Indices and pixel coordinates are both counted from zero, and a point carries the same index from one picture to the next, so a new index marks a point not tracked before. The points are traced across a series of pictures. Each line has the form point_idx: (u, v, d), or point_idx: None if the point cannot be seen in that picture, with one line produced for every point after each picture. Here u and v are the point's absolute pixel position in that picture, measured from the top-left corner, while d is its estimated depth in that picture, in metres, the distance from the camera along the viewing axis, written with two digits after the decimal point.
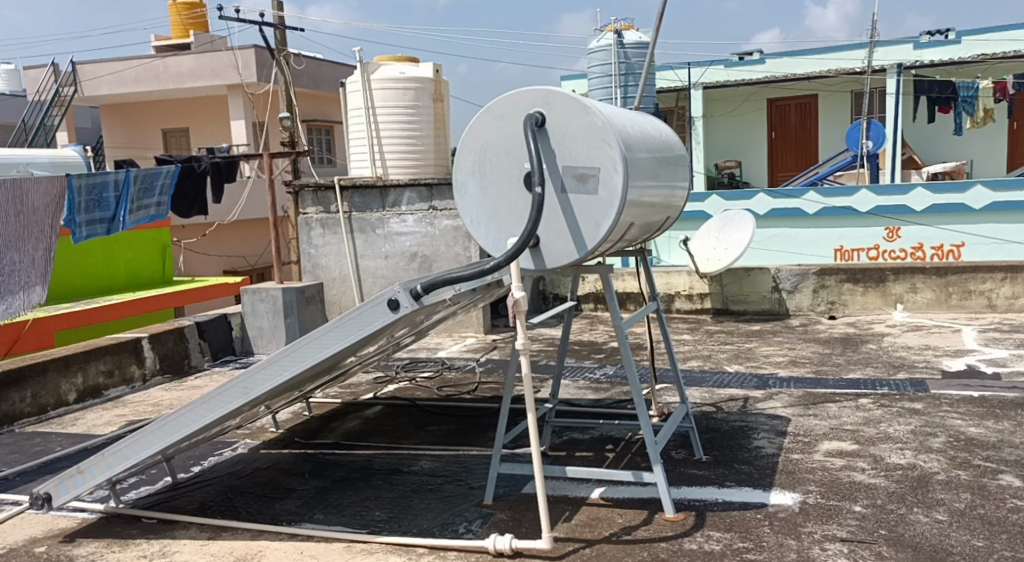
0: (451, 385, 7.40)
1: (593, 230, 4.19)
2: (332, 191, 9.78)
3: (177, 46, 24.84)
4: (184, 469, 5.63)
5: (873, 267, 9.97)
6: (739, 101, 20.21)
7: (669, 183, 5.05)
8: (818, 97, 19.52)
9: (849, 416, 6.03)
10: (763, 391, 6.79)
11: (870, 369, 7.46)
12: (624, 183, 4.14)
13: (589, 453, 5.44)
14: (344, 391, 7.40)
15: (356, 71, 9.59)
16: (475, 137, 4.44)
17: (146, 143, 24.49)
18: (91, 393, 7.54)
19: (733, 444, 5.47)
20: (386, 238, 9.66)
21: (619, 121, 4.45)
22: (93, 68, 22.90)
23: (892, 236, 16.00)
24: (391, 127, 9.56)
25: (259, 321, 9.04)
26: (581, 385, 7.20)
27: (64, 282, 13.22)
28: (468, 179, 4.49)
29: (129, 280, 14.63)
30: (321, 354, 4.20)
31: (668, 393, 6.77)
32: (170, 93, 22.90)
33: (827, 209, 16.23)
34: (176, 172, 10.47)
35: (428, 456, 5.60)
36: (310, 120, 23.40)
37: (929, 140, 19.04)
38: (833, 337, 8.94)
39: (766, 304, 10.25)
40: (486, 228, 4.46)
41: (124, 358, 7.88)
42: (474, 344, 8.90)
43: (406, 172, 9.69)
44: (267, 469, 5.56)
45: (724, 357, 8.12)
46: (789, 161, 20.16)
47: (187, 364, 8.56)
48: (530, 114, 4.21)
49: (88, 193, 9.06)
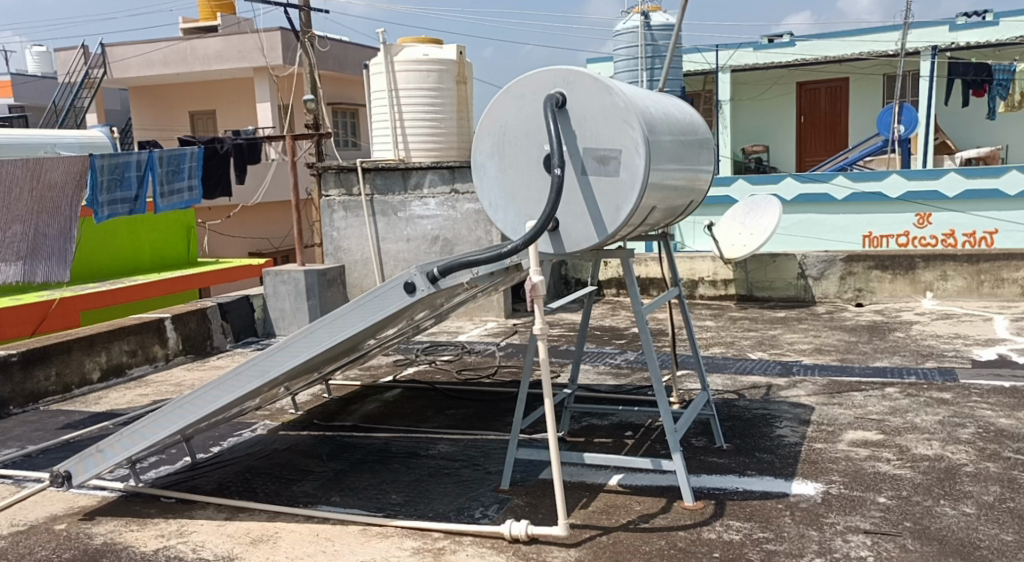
0: (471, 368, 7.37)
1: (613, 214, 4.11)
2: (355, 173, 9.73)
3: (204, 28, 24.92)
4: (203, 449, 5.64)
5: (903, 254, 9.80)
6: (768, 84, 19.94)
7: (693, 166, 4.94)
8: (849, 80, 19.21)
9: (874, 405, 5.92)
10: (786, 379, 6.70)
11: (898, 357, 7.32)
12: (645, 165, 4.04)
13: (608, 439, 5.38)
14: (364, 373, 7.39)
15: (380, 53, 9.54)
16: (494, 118, 4.37)
17: (173, 125, 24.64)
18: (114, 371, 7.58)
19: (755, 432, 5.38)
20: (407, 221, 9.61)
21: (642, 102, 4.35)
22: (122, 50, 23.05)
23: (922, 222, 15.74)
24: (414, 109, 9.49)
25: (281, 303, 9.12)
26: (601, 370, 7.13)
27: (91, 261, 13.35)
28: (487, 161, 4.42)
29: (155, 260, 14.72)
30: (338, 336, 4.16)
31: (690, 379, 6.70)
32: (197, 75, 22.99)
33: (856, 195, 15.97)
34: (201, 154, 10.43)
35: (446, 440, 5.56)
36: (335, 104, 23.42)
37: (962, 125, 18.70)
38: (861, 324, 8.79)
39: (792, 290, 10.11)
40: (505, 211, 4.40)
41: (147, 337, 7.91)
42: (495, 328, 8.86)
43: (429, 155, 9.62)
44: (285, 451, 5.54)
45: (748, 344, 8.02)
46: (818, 146, 19.89)
47: (209, 345, 8.58)
48: (550, 95, 4.13)
49: (111, 173, 9.06)
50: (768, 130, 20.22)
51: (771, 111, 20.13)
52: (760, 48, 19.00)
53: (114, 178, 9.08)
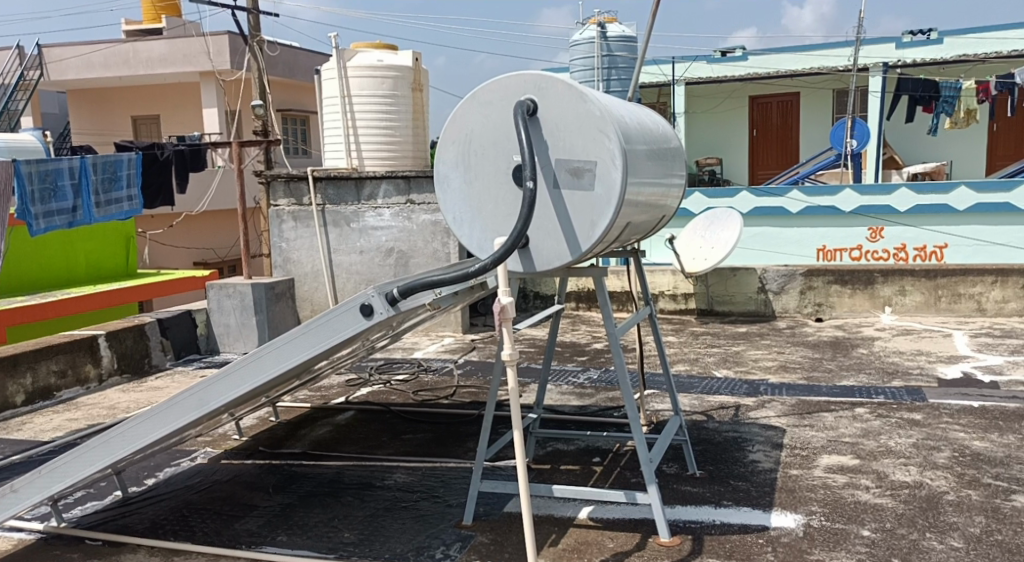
0: (429, 389, 7.03)
1: (588, 231, 3.85)
2: (305, 182, 9.36)
3: (148, 30, 24.20)
4: (136, 482, 5.27)
5: (862, 269, 9.72)
6: (721, 97, 19.97)
7: (665, 179, 4.73)
8: (800, 95, 19.32)
9: (846, 427, 5.71)
10: (755, 399, 6.48)
11: (864, 375, 7.16)
12: (622, 179, 3.80)
13: (575, 466, 5.12)
14: (314, 394, 7.01)
15: (332, 58, 9.23)
16: (459, 126, 4.08)
17: (114, 129, 23.88)
18: (41, 395, 7.11)
19: (728, 457, 5.15)
20: (361, 233, 9.25)
21: (616, 111, 4.11)
22: (59, 51, 22.24)
23: (875, 236, 15.85)
24: (367, 117, 9.19)
25: (225, 318, 8.73)
26: (563, 390, 6.85)
27: (21, 270, 12.73)
28: (451, 172, 4.12)
29: (90, 271, 14.13)
30: (286, 362, 3.83)
31: (657, 399, 6.47)
32: (140, 79, 22.31)
33: (810, 208, 16.02)
34: (140, 160, 9.94)
35: (403, 468, 5.25)
36: (284, 110, 22.87)
37: (910, 140, 18.88)
38: (822, 340, 8.67)
39: (752, 305, 9.97)
40: (471, 226, 4.10)
41: (78, 357, 7.44)
42: (452, 345, 8.54)
43: (383, 165, 9.32)
44: (227, 482, 5.19)
45: (712, 362, 7.82)
46: (770, 160, 19.97)
47: (147, 363, 8.12)
48: (521, 102, 3.86)
49: (41, 182, 8.60)
50: (721, 143, 20.25)
51: (724, 124, 20.17)
52: (714, 61, 19.05)
53: (45, 188, 8.61)
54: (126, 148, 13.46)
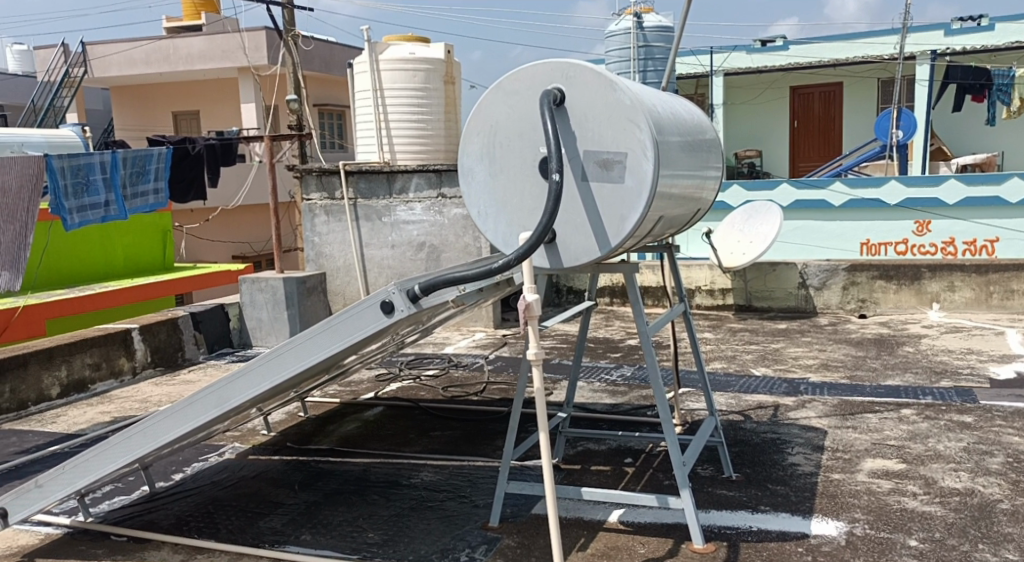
0: (459, 385, 6.91)
1: (617, 225, 3.68)
2: (337, 176, 9.28)
3: (188, 26, 24.39)
4: (164, 477, 5.17)
5: (908, 264, 9.41)
6: (761, 88, 19.60)
7: (701, 172, 4.55)
8: (843, 85, 18.90)
9: (891, 429, 5.48)
10: (795, 399, 6.26)
11: (910, 375, 6.88)
12: (654, 170, 3.63)
13: (606, 467, 4.96)
14: (343, 390, 6.92)
15: (364, 51, 9.15)
16: (484, 117, 3.93)
17: (155, 126, 24.14)
18: (75, 387, 7.10)
19: (765, 460, 4.96)
20: (392, 227, 9.16)
21: (649, 100, 3.94)
22: (102, 48, 22.50)
23: (921, 230, 15.39)
24: (399, 110, 9.09)
25: (257, 312, 8.70)
26: (596, 387, 6.68)
27: (59, 264, 12.80)
28: (475, 164, 3.98)
29: (128, 264, 14.23)
30: (307, 360, 3.72)
31: (692, 398, 6.28)
32: (180, 74, 22.49)
33: (854, 201, 15.61)
34: (170, 154, 9.81)
35: (430, 467, 5.12)
36: (321, 105, 22.91)
37: (959, 130, 18.36)
38: (866, 338, 8.39)
39: (793, 300, 9.70)
40: (496, 221, 3.96)
41: (112, 350, 7.43)
42: (483, 340, 8.42)
43: (415, 159, 9.21)
44: (254, 479, 5.08)
45: (751, 359, 7.60)
46: (812, 152, 19.56)
47: (180, 357, 8.10)
48: (548, 91, 3.71)
49: (73, 176, 8.57)
50: (761, 134, 19.88)
51: (764, 115, 19.78)
52: (754, 51, 18.69)
53: (78, 183, 8.59)
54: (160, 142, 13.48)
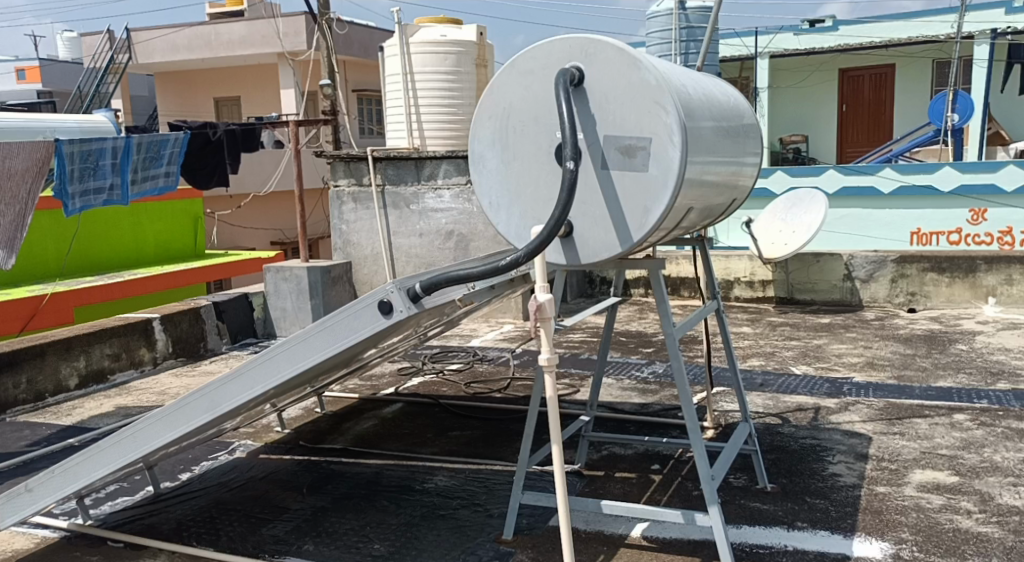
0: (482, 381, 6.64)
1: (640, 217, 3.36)
2: (365, 162, 8.99)
3: (231, 13, 24.34)
4: (170, 477, 4.96)
5: (962, 255, 8.89)
6: (808, 71, 18.98)
7: (737, 158, 4.19)
8: (895, 67, 18.23)
9: (942, 437, 5.07)
10: (837, 401, 5.87)
11: (963, 376, 6.44)
12: (681, 157, 3.29)
13: (631, 474, 4.67)
14: (364, 384, 6.69)
15: (395, 34, 8.89)
16: (496, 98, 3.63)
17: (198, 111, 24.19)
18: (94, 378, 6.95)
19: (803, 469, 4.61)
20: (420, 215, 8.85)
21: (678, 79, 3.60)
22: (147, 34, 22.57)
23: (977, 218, 14.73)
24: (430, 93, 8.82)
25: (282, 302, 8.50)
26: (625, 385, 6.36)
27: (89, 251, 12.80)
28: (487, 150, 3.68)
29: (159, 250, 14.19)
30: (304, 363, 3.46)
31: (726, 398, 5.94)
32: (221, 60, 22.47)
33: (904, 188, 14.99)
34: (186, 140, 10.10)
35: (446, 470, 4.86)
36: (360, 91, 22.71)
37: (1018, 114, 17.60)
38: (915, 334, 7.94)
39: (837, 293, 9.28)
40: (508, 212, 3.65)
41: (133, 340, 7.27)
42: (511, 332, 8.14)
43: (445, 145, 8.92)
44: (261, 480, 4.86)
45: (791, 356, 7.21)
46: (860, 137, 18.92)
47: (203, 347, 7.93)
48: (565, 69, 3.39)
49: (83, 161, 8.71)
50: (807, 119, 19.26)
51: (811, 98, 19.15)
52: (801, 32, 18.09)
53: (85, 168, 8.71)
54: (181, 127, 13.23)
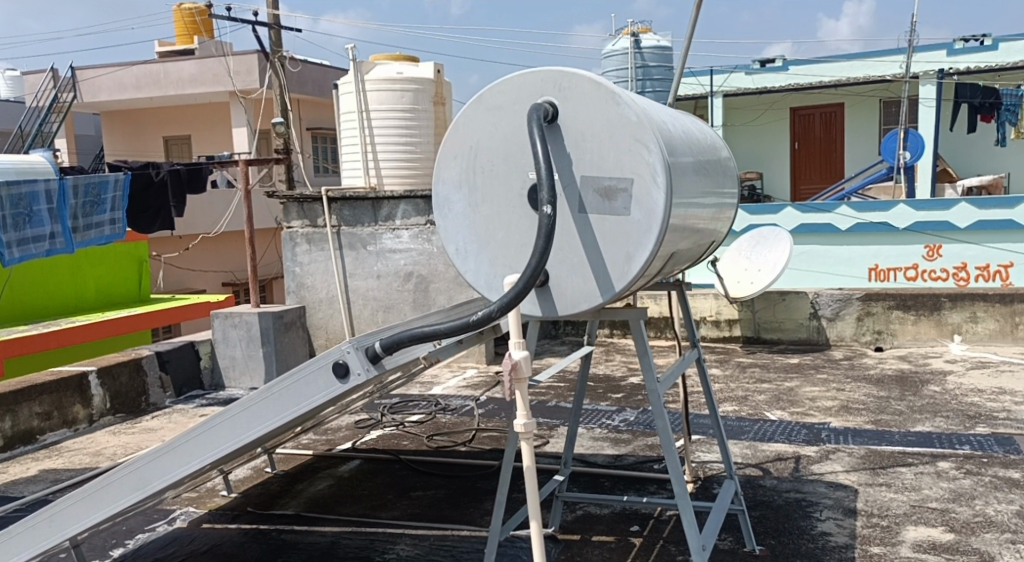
0: (445, 433, 6.27)
1: (622, 266, 3.09)
2: (320, 203, 8.65)
3: (180, 51, 23.88)
4: (101, 554, 4.53)
5: (927, 293, 8.77)
6: (762, 109, 19.11)
7: (716, 196, 3.97)
8: (845, 105, 18.43)
9: (931, 488, 4.84)
10: (817, 449, 5.63)
11: (941, 420, 6.23)
12: (664, 200, 3.04)
13: (609, 538, 4.36)
14: (319, 439, 6.29)
15: (349, 71, 8.62)
16: (462, 135, 3.34)
17: (146, 151, 23.60)
18: (21, 439, 6.45)
19: (791, 527, 4.35)
20: (378, 256, 8.49)
21: (657, 115, 3.37)
22: (93, 72, 22.01)
23: (932, 254, 14.75)
24: (386, 132, 8.55)
25: (231, 350, 8.07)
26: (596, 435, 6.05)
27: (23, 299, 12.22)
28: (453, 193, 3.38)
29: (99, 297, 13.68)
30: (247, 435, 3.15)
31: (703, 448, 5.66)
32: (171, 99, 21.98)
33: (861, 225, 15.03)
34: (126, 182, 10.10)
35: (407, 538, 4.50)
36: (314, 129, 22.35)
37: (967, 151, 17.84)
38: (887, 374, 7.76)
39: (803, 332, 9.11)
40: (476, 260, 3.36)
41: (66, 397, 6.79)
42: (475, 378, 7.78)
43: (402, 184, 8.62)
44: (204, 555, 4.45)
45: (764, 400, 6.96)
46: (813, 174, 19.03)
47: (144, 401, 7.48)
48: (538, 105, 3.12)
49: (14, 207, 9.07)
50: (761, 156, 19.37)
51: (764, 136, 19.28)
52: (754, 71, 18.30)
53: (18, 213, 9.06)
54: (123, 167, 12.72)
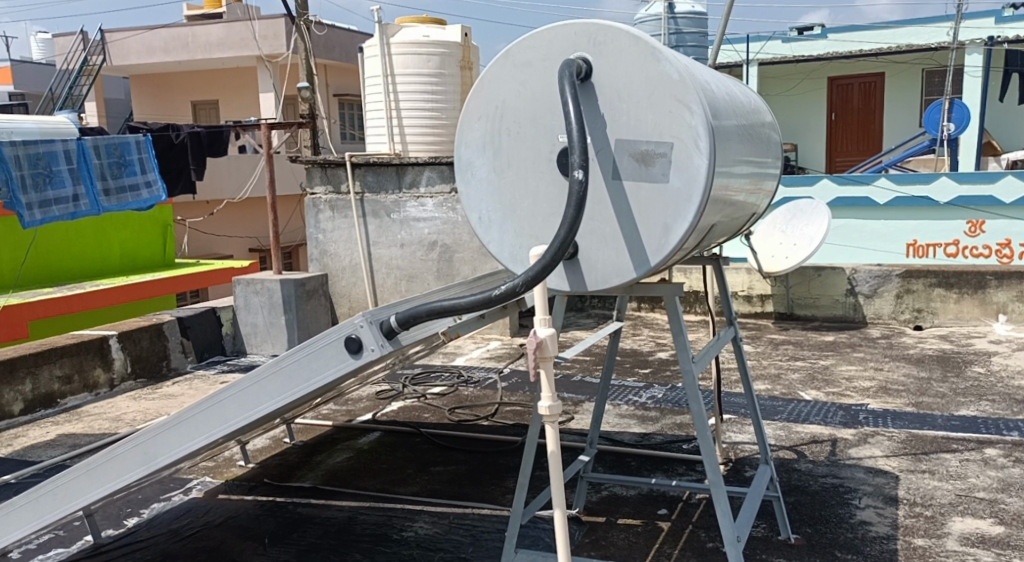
0: (467, 406, 6.10)
1: (659, 237, 2.86)
2: (343, 168, 8.45)
3: (210, 15, 23.71)
4: (114, 523, 4.41)
5: (971, 270, 8.42)
6: (798, 78, 18.61)
7: (757, 165, 3.71)
8: (885, 75, 17.87)
9: (977, 477, 4.59)
10: (855, 432, 5.38)
11: (986, 404, 5.95)
12: (705, 165, 2.80)
13: (636, 521, 4.16)
14: (339, 410, 6.14)
15: (374, 34, 8.38)
16: (486, 95, 3.11)
17: (175, 115, 23.53)
18: (42, 402, 6.36)
19: (829, 515, 4.12)
20: (402, 224, 8.29)
21: (699, 74, 3.11)
22: (123, 35, 21.90)
23: (974, 230, 14.38)
24: (411, 97, 8.31)
25: (253, 317, 7.92)
26: (623, 412, 5.84)
27: (49, 261, 12.21)
28: (476, 156, 3.16)
29: (124, 260, 13.64)
30: (254, 412, 2.98)
31: (735, 428, 5.43)
32: (199, 63, 21.85)
33: (900, 198, 14.61)
34: (148, 142, 10.23)
35: (426, 516, 4.33)
36: (341, 95, 22.13)
37: (1011, 124, 17.25)
38: (927, 355, 7.46)
39: (839, 309, 8.81)
40: (500, 229, 3.14)
41: (87, 360, 6.69)
42: (498, 350, 7.60)
43: (427, 151, 8.39)
44: (218, 528, 4.31)
45: (798, 379, 6.71)
46: (849, 145, 18.54)
47: (166, 366, 7.37)
48: (571, 62, 2.88)
49: (33, 167, 8.83)
50: (796, 128, 18.88)
51: (800, 106, 18.77)
52: (791, 39, 17.80)
53: (38, 173, 8.84)
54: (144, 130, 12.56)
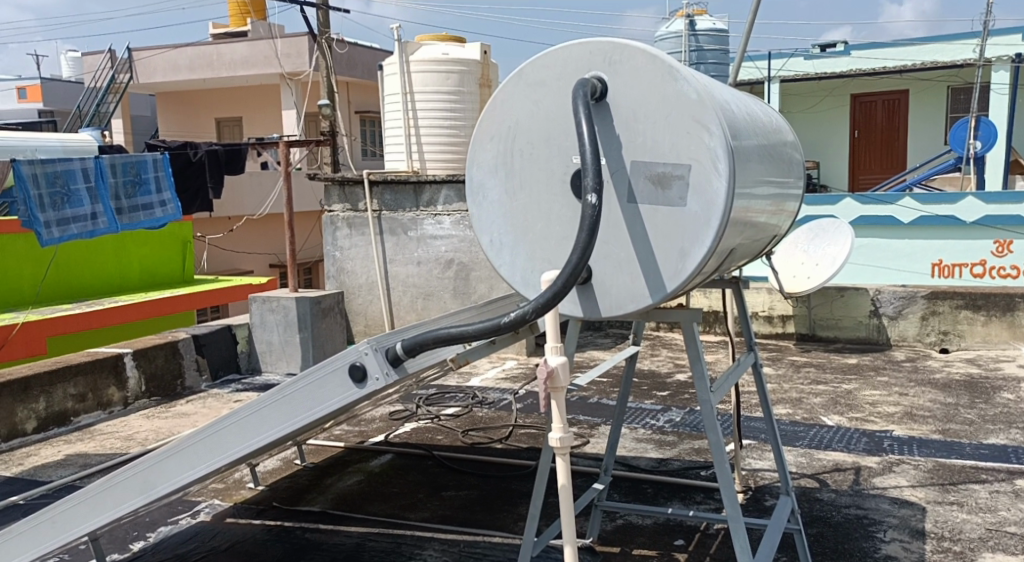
0: (481, 428, 5.99)
1: (675, 263, 2.76)
2: (361, 186, 8.41)
3: (234, 33, 23.91)
4: (121, 547, 4.34)
5: (999, 293, 8.23)
6: (821, 95, 18.45)
7: (779, 186, 3.60)
8: (909, 93, 17.68)
9: (1007, 510, 4.42)
10: (879, 460, 5.23)
11: (1016, 432, 5.77)
12: (724, 188, 2.70)
13: (652, 552, 4.04)
14: (352, 431, 6.06)
15: (394, 51, 8.35)
16: (499, 115, 3.04)
17: (199, 132, 23.70)
18: (56, 420, 6.33)
19: (851, 549, 3.98)
20: (418, 242, 8.23)
21: (718, 93, 3.02)
22: (148, 53, 22.11)
23: (1001, 251, 14.12)
24: (429, 115, 8.26)
25: (268, 334, 7.87)
26: (640, 436, 5.72)
27: (68, 276, 12.25)
28: (488, 177, 3.07)
29: (143, 277, 13.68)
30: (257, 440, 2.90)
31: (755, 454, 5.29)
32: (223, 80, 22.01)
33: (925, 218, 14.41)
34: (165, 161, 10.16)
35: (436, 543, 4.22)
36: (362, 112, 22.20)
37: None
38: (954, 379, 7.28)
39: (862, 330, 8.63)
40: (512, 253, 3.05)
41: (101, 378, 6.66)
42: (514, 371, 7.50)
43: (444, 169, 8.33)
44: (225, 552, 4.23)
45: (820, 403, 6.56)
46: (873, 163, 18.34)
47: (180, 384, 7.33)
48: (586, 81, 2.80)
49: (50, 186, 8.81)
50: (819, 145, 18.70)
51: (823, 124, 18.59)
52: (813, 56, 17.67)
53: (55, 192, 8.83)
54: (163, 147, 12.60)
